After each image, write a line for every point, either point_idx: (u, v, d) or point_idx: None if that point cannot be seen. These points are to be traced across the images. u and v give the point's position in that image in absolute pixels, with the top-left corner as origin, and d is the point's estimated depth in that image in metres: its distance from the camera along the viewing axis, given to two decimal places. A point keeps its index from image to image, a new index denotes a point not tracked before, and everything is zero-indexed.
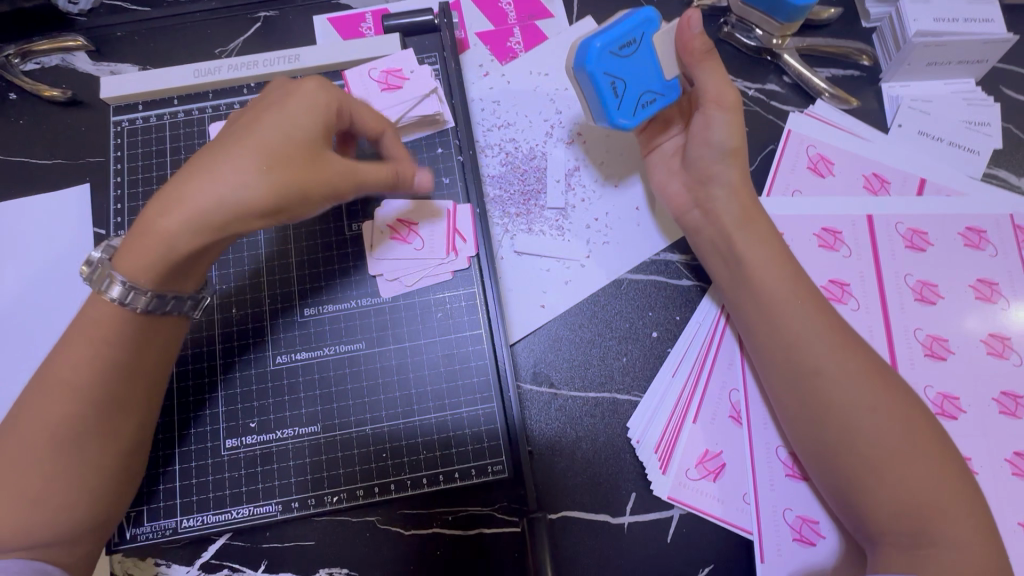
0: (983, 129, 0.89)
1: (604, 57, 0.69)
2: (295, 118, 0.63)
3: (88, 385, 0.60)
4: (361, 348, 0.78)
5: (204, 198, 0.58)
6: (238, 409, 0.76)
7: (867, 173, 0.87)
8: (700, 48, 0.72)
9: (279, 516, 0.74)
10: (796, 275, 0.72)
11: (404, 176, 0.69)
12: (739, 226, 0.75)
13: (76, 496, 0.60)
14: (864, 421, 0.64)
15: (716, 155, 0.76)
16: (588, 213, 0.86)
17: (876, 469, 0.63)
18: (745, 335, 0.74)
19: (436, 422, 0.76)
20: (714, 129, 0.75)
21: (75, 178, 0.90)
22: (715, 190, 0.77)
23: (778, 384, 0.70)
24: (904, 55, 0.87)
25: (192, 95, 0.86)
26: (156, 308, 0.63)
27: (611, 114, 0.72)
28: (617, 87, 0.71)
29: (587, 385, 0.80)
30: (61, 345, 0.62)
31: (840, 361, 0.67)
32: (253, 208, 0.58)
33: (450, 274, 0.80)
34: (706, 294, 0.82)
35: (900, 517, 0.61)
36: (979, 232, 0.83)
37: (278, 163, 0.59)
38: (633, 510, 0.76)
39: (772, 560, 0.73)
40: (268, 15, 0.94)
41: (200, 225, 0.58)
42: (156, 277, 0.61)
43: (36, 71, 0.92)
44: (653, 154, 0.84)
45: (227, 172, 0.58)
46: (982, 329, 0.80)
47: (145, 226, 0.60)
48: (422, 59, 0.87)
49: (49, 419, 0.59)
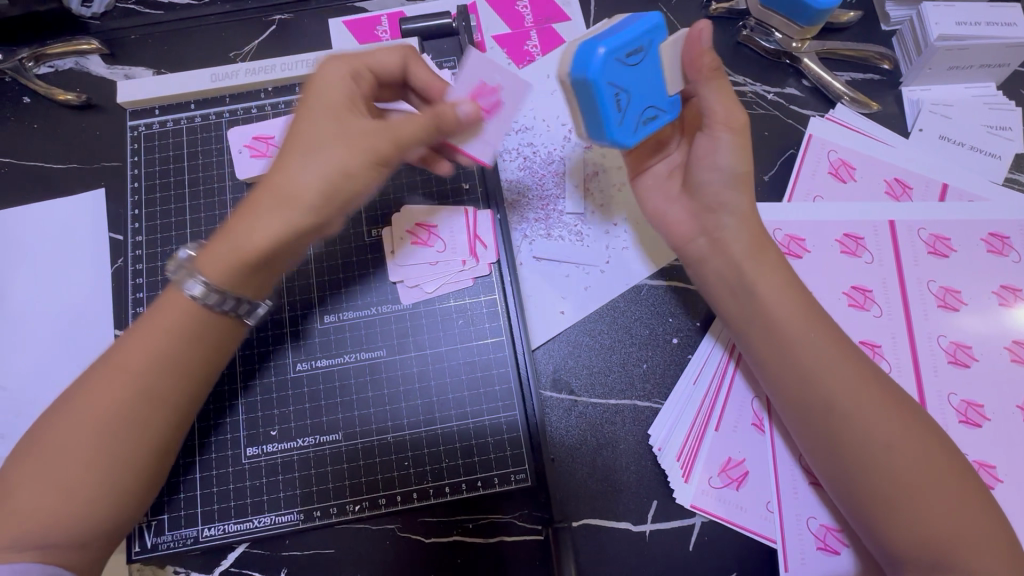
0: (1005, 134, 0.88)
1: (608, 64, 0.59)
2: (326, 92, 0.65)
3: (149, 375, 0.61)
4: (382, 356, 0.78)
5: (273, 199, 0.61)
6: (258, 416, 0.76)
7: (889, 179, 0.86)
8: (710, 65, 0.64)
9: (300, 525, 0.74)
10: (809, 306, 0.69)
11: (445, 115, 0.65)
12: (749, 257, 0.70)
13: (109, 495, 0.60)
14: (884, 457, 0.62)
15: (723, 181, 0.69)
16: (579, 254, 0.84)
17: (898, 502, 0.62)
18: (757, 367, 0.71)
19: (458, 430, 0.76)
20: (718, 153, 0.69)
21: (90, 182, 0.89)
22: (723, 218, 0.71)
23: (794, 418, 0.68)
24: (925, 59, 0.86)
25: (209, 99, 0.86)
26: (224, 309, 0.63)
27: (611, 129, 0.62)
28: (621, 99, 0.61)
29: (608, 392, 0.80)
30: (130, 331, 0.63)
31: (856, 394, 0.64)
32: (312, 199, 0.60)
33: (471, 280, 0.79)
34: (706, 334, 0.81)
35: (924, 549, 0.60)
36: (1002, 238, 0.83)
37: (330, 149, 0.61)
38: (655, 517, 0.76)
39: (796, 569, 0.73)
40: (283, 18, 0.94)
41: (266, 227, 0.60)
42: (222, 278, 0.61)
43: (49, 75, 0.91)
44: (642, 176, 0.79)
45: (292, 170, 0.61)
46: (1005, 335, 0.79)
47: (220, 235, 0.63)
48: (440, 63, 0.87)
49: (100, 407, 0.59)
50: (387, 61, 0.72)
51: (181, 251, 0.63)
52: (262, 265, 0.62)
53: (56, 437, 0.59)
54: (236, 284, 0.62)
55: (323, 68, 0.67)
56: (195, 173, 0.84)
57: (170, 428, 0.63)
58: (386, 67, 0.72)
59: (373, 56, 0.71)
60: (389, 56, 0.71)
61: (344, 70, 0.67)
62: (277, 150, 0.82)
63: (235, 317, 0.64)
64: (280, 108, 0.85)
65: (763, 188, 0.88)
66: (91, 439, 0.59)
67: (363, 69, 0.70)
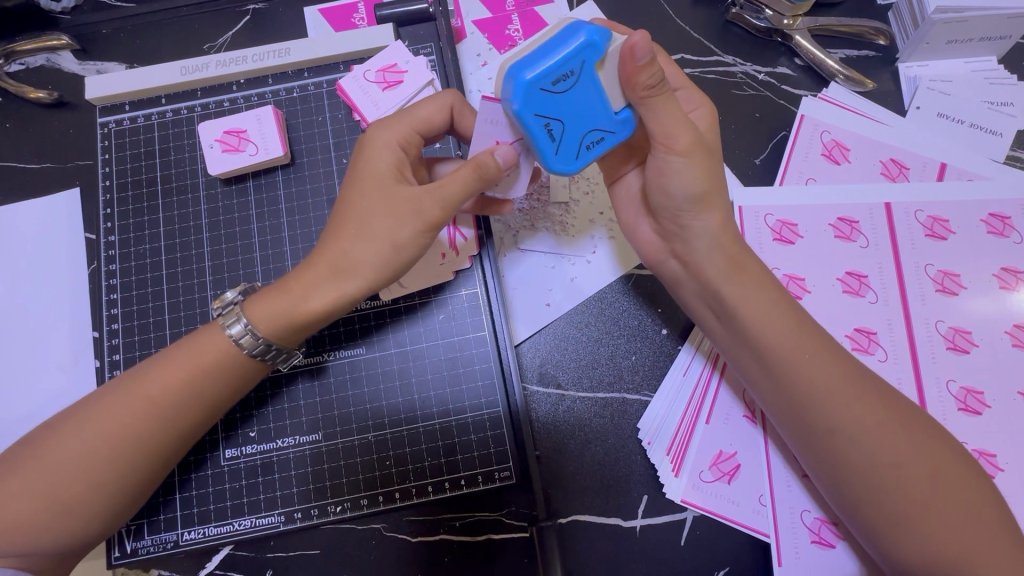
0: (1006, 109, 0.84)
1: (532, 95, 0.55)
2: (377, 161, 0.65)
3: (168, 403, 0.63)
4: (361, 354, 0.76)
5: (331, 270, 0.62)
6: (236, 418, 0.74)
7: (884, 159, 0.83)
8: (645, 83, 0.56)
9: (281, 528, 0.72)
10: (802, 325, 0.65)
11: (486, 166, 0.61)
12: (726, 280, 0.66)
13: (96, 507, 0.61)
14: (890, 478, 0.60)
15: (680, 204, 0.65)
16: (544, 262, 0.81)
17: (904, 520, 0.60)
18: (750, 386, 0.68)
19: (441, 428, 0.74)
20: (671, 177, 0.63)
21: (64, 182, 0.87)
22: (690, 240, 0.67)
23: (795, 439, 0.66)
24: (922, 34, 0.83)
25: (181, 94, 0.83)
26: (265, 357, 0.65)
27: (547, 160, 0.60)
28: (553, 128, 0.58)
29: (596, 386, 0.78)
30: (160, 357, 0.65)
31: (855, 417, 0.61)
32: (357, 265, 0.62)
33: (453, 274, 0.77)
34: (683, 343, 0.78)
35: (935, 565, 0.58)
36: (1003, 218, 0.80)
37: (379, 219, 0.62)
38: (645, 513, 0.74)
39: (790, 563, 0.71)
40: (257, 8, 0.91)
41: (315, 286, 0.62)
42: (280, 337, 0.64)
43: (20, 72, 0.89)
44: (618, 186, 0.75)
45: (345, 240, 0.62)
46: (1005, 319, 0.77)
47: (278, 288, 0.64)
48: (418, 51, 0.84)
49: (111, 424, 0.61)
50: (434, 119, 0.69)
51: (228, 293, 0.66)
52: (316, 323, 0.64)
53: (49, 448, 0.61)
54: (295, 340, 0.65)
55: (372, 136, 0.67)
56: (168, 171, 0.82)
57: (171, 453, 0.64)
58: (432, 125, 0.69)
59: (419, 114, 0.68)
60: (434, 112, 0.68)
61: (391, 137, 0.66)
62: (250, 145, 0.78)
63: (269, 363, 0.67)
64: (253, 101, 0.83)
65: (754, 172, 0.85)
66: (87, 455, 0.61)
67: (410, 134, 0.68)
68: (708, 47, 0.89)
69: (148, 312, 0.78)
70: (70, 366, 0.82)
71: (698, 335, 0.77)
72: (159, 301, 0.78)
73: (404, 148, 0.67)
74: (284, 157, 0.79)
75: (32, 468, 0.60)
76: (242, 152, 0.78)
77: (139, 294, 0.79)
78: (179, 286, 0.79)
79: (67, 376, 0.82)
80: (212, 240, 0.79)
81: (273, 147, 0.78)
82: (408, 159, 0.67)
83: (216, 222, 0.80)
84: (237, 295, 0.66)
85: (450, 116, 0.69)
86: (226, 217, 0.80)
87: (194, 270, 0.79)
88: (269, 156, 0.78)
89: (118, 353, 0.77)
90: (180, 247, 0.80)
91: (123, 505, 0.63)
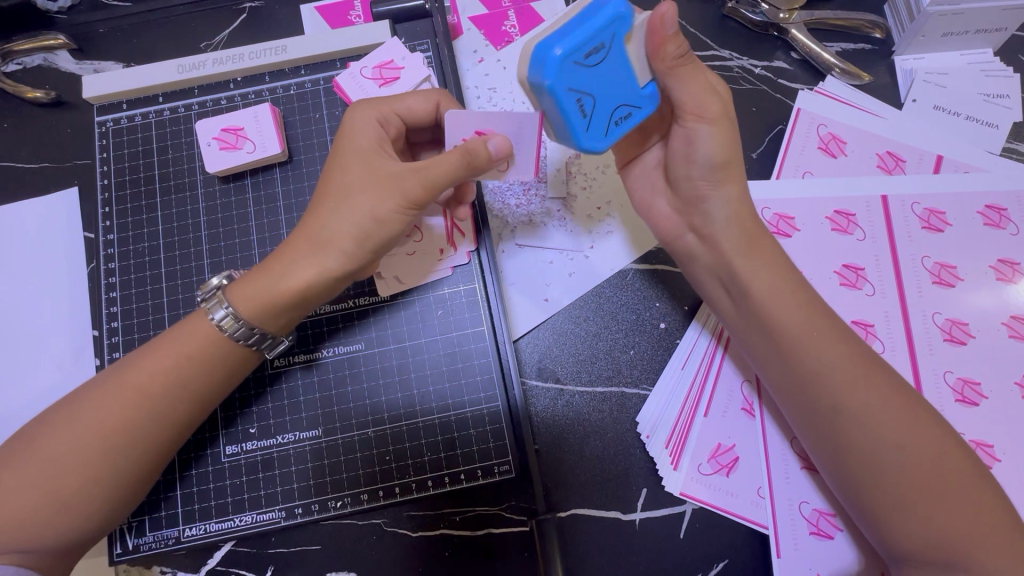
0: (1002, 102, 0.85)
1: (566, 69, 0.54)
2: (355, 141, 0.66)
3: (165, 396, 0.63)
4: (360, 349, 0.76)
5: (310, 247, 0.63)
6: (236, 414, 0.74)
7: (880, 152, 0.84)
8: (672, 54, 0.57)
9: (282, 523, 0.73)
10: (812, 306, 0.65)
11: (476, 152, 0.61)
12: (742, 255, 0.67)
13: (98, 501, 0.62)
14: (893, 460, 0.60)
15: (704, 172, 0.65)
16: (541, 257, 0.82)
17: (904, 502, 0.60)
18: (758, 365, 0.69)
19: (440, 423, 0.74)
20: (697, 145, 0.64)
21: (62, 181, 0.87)
22: (710, 212, 0.67)
23: (800, 419, 0.66)
24: (918, 26, 0.83)
25: (178, 92, 0.83)
26: (250, 342, 0.65)
27: (578, 137, 0.58)
28: (585, 103, 0.56)
29: (594, 379, 0.78)
30: (144, 349, 0.65)
31: (862, 398, 0.62)
32: (338, 242, 0.62)
33: (449, 269, 0.77)
34: (685, 328, 0.79)
35: (933, 548, 0.59)
36: (1000, 210, 0.80)
37: (359, 193, 0.63)
38: (644, 506, 0.75)
39: (789, 554, 0.71)
40: (254, 6, 0.91)
41: (300, 263, 0.63)
42: (265, 320, 0.64)
43: (18, 72, 0.89)
44: (632, 166, 0.75)
45: (325, 219, 0.63)
46: (1001, 311, 0.77)
47: (261, 272, 0.64)
48: (414, 47, 0.84)
49: (110, 419, 0.62)
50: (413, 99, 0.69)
51: (212, 279, 0.67)
52: (298, 303, 0.64)
53: (48, 444, 0.61)
54: (276, 323, 0.65)
55: (352, 117, 0.68)
56: (166, 169, 0.82)
57: (172, 447, 0.65)
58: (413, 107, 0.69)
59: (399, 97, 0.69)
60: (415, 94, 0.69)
61: (369, 117, 0.67)
62: (248, 142, 0.78)
63: (256, 350, 0.67)
64: (250, 98, 0.83)
65: (751, 166, 0.85)
66: (87, 449, 0.61)
67: (388, 112, 0.68)
68: (704, 42, 0.89)
69: (148, 310, 0.78)
70: (71, 364, 0.83)
71: (705, 311, 0.78)
72: (157, 300, 0.79)
73: (382, 125, 0.68)
74: (281, 153, 0.79)
75: (31, 464, 0.60)
76: (240, 150, 0.78)
77: (138, 292, 0.79)
78: (178, 283, 0.79)
79: (67, 374, 0.82)
80: (210, 238, 0.80)
81: (270, 144, 0.78)
82: (388, 137, 0.68)
83: (214, 220, 0.80)
84: (221, 281, 0.66)
85: (434, 110, 0.70)
86: (224, 214, 0.80)
87: (193, 267, 0.79)
88: (267, 153, 0.78)
89: (118, 350, 0.78)
90: (178, 245, 0.80)
91: (125, 498, 0.64)
